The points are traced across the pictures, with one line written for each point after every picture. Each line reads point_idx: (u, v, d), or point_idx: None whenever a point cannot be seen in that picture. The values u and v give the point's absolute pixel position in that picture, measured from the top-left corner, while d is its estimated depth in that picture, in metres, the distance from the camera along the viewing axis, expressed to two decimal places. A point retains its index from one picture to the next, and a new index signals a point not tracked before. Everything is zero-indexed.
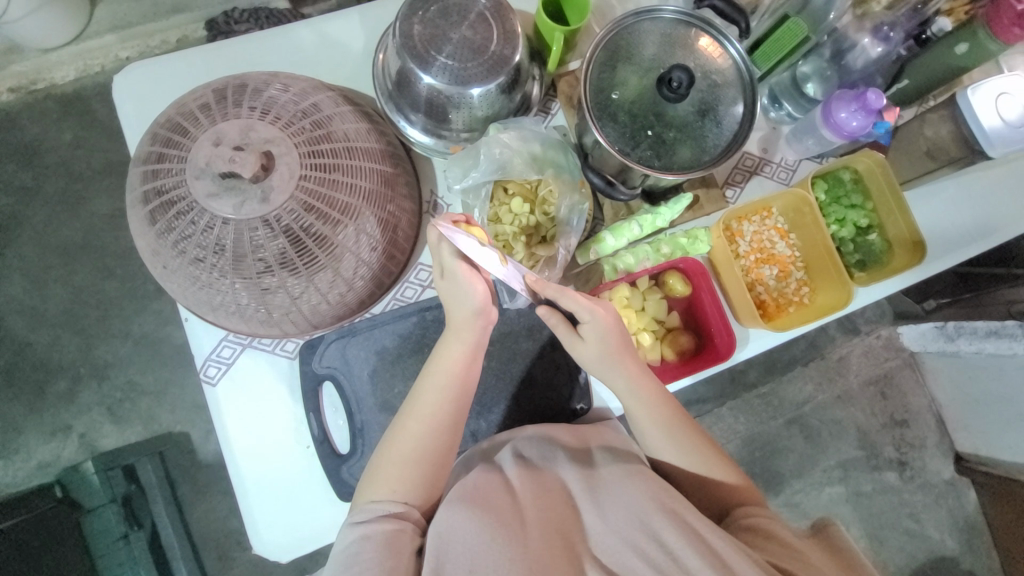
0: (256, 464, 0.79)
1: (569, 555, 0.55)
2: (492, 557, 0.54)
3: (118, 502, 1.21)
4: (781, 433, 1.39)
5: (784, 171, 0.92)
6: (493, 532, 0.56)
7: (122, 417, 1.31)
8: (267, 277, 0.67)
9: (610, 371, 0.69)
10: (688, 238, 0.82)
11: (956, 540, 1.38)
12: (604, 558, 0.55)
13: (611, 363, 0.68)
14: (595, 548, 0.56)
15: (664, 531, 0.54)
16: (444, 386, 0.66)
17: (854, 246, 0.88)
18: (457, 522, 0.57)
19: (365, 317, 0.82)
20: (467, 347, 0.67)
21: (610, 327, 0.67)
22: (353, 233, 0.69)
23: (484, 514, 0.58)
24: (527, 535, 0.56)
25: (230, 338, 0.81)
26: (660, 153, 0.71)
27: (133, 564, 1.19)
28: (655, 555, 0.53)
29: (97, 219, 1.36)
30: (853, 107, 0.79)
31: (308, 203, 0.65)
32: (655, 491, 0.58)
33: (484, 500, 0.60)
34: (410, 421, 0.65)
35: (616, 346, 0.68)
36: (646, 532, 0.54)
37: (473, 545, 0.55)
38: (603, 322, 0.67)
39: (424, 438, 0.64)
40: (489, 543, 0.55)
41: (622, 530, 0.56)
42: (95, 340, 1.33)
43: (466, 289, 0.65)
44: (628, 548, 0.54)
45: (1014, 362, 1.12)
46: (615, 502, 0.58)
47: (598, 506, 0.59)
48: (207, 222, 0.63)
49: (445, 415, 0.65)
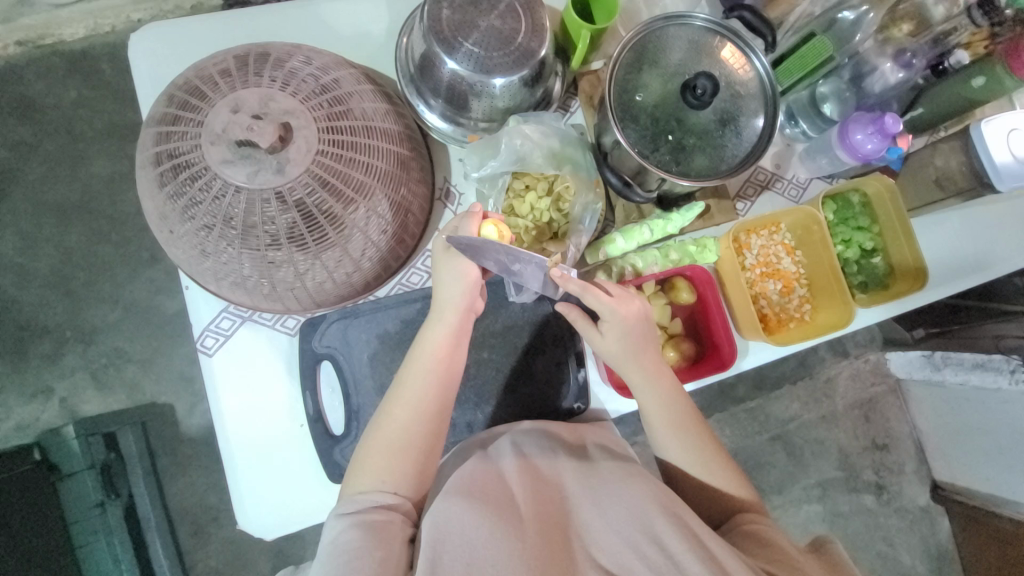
0: (245, 442, 0.78)
1: (564, 549, 0.55)
2: (491, 554, 0.53)
3: (97, 469, 1.17)
4: (765, 448, 1.41)
5: (795, 188, 0.93)
6: (492, 527, 0.55)
7: (107, 384, 1.29)
8: (274, 251, 0.66)
9: (629, 365, 0.69)
10: (697, 246, 0.83)
11: (926, 567, 1.41)
12: (603, 558, 0.55)
13: (630, 361, 0.69)
14: (590, 545, 0.56)
15: (664, 533, 0.54)
16: (433, 375, 0.66)
17: (858, 268, 0.89)
18: (456, 516, 0.56)
19: (368, 299, 0.81)
20: (449, 331, 0.67)
21: (631, 327, 0.67)
22: (364, 214, 0.68)
23: (484, 507, 0.57)
24: (525, 530, 0.56)
25: (230, 310, 0.80)
26: (679, 159, 0.71)
27: (107, 534, 1.16)
28: (656, 558, 0.53)
29: (96, 180, 1.33)
30: (870, 130, 0.80)
31: (324, 178, 0.64)
32: (656, 492, 0.58)
33: (484, 492, 0.60)
34: (396, 409, 0.65)
35: (641, 343, 0.68)
36: (647, 534, 0.54)
37: (471, 542, 0.54)
38: (625, 321, 0.67)
39: (411, 424, 0.64)
40: (489, 539, 0.54)
41: (622, 530, 0.55)
42: (85, 303, 1.31)
43: (459, 271, 0.67)
44: (629, 550, 0.54)
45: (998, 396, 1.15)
46: (614, 501, 0.58)
47: (597, 505, 0.59)
48: (219, 189, 0.62)
49: (430, 401, 0.65)
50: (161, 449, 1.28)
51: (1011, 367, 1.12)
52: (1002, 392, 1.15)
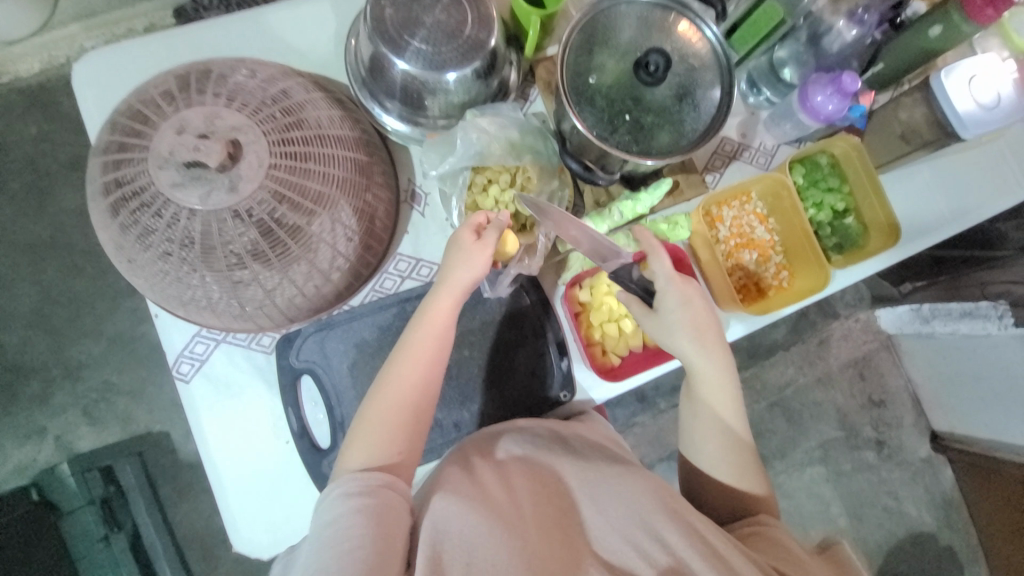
0: (235, 463, 0.77)
1: (565, 549, 0.55)
2: (494, 557, 0.53)
3: (96, 504, 1.16)
4: (764, 416, 1.42)
5: (763, 156, 0.93)
6: (493, 531, 0.55)
7: (99, 418, 1.27)
8: (238, 270, 0.65)
9: (676, 337, 0.69)
10: (668, 224, 0.82)
11: (933, 516, 1.43)
12: (606, 555, 0.55)
13: (680, 333, 0.69)
14: (595, 544, 0.56)
15: (664, 529, 0.55)
16: (429, 343, 0.66)
17: (832, 229, 0.89)
18: (457, 518, 0.56)
19: (342, 309, 0.80)
20: (447, 310, 0.67)
21: (690, 297, 0.70)
22: (328, 223, 0.67)
23: (486, 510, 0.57)
24: (527, 533, 0.56)
25: (203, 333, 0.79)
26: (638, 139, 0.70)
27: (116, 565, 1.14)
28: (657, 555, 0.54)
29: (66, 215, 1.31)
30: (829, 90, 0.80)
31: (279, 192, 0.63)
32: (658, 491, 0.59)
33: (480, 484, 0.61)
34: (394, 375, 0.64)
35: (699, 310, 0.69)
36: (648, 533, 0.55)
37: (473, 544, 0.54)
38: (683, 290, 0.70)
39: (407, 392, 0.64)
40: (489, 540, 0.54)
41: (624, 530, 0.56)
42: (69, 341, 1.29)
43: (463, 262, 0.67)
44: (630, 548, 0.55)
45: (986, 342, 1.15)
46: (613, 499, 0.59)
47: (599, 503, 0.59)
48: (172, 213, 0.61)
49: (425, 372, 0.65)
50: (160, 478, 1.26)
51: (998, 313, 1.09)
52: (992, 337, 1.13)
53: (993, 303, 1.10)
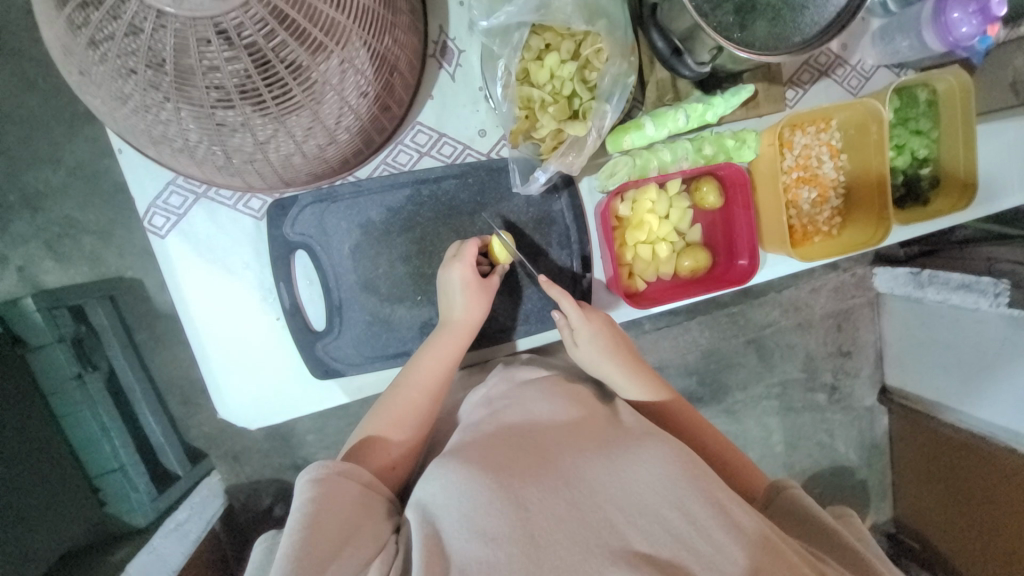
0: (212, 336, 0.71)
1: (575, 514, 0.48)
2: (495, 522, 0.47)
3: (67, 343, 1.04)
4: (739, 350, 1.44)
5: (857, 78, 0.78)
6: (492, 493, 0.49)
7: (64, 255, 1.16)
8: (222, 110, 0.51)
9: (603, 364, 0.68)
10: (735, 140, 0.71)
11: (858, 456, 1.52)
12: (626, 525, 0.48)
13: (608, 356, 0.68)
14: (609, 509, 0.48)
15: (688, 498, 0.49)
16: (439, 361, 0.66)
17: (903, 180, 0.80)
18: (455, 481, 0.50)
19: (347, 180, 0.70)
20: (459, 339, 0.67)
21: (598, 330, 0.68)
22: (337, 68, 0.53)
23: (486, 469, 0.51)
24: (531, 497, 0.48)
25: (180, 183, 0.69)
26: (743, 23, 0.56)
27: (93, 403, 1.06)
28: (677, 523, 0.47)
29: (12, 9, 1.08)
30: (971, 8, 0.65)
31: (280, 11, 0.47)
32: (680, 455, 0.53)
33: (478, 453, 0.53)
34: (404, 387, 0.64)
35: (610, 342, 0.68)
36: (670, 500, 0.49)
37: (470, 510, 0.48)
38: (592, 326, 0.68)
39: (416, 399, 0.64)
40: (489, 503, 0.48)
41: (645, 502, 0.49)
42: (21, 163, 1.13)
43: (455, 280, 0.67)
44: (651, 519, 0.48)
45: (969, 314, 1.15)
46: (631, 467, 0.51)
47: (616, 465, 0.51)
48: (136, 15, 0.45)
49: (432, 390, 0.64)
50: (135, 324, 1.20)
51: (996, 291, 1.06)
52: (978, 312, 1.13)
53: (996, 280, 1.07)
